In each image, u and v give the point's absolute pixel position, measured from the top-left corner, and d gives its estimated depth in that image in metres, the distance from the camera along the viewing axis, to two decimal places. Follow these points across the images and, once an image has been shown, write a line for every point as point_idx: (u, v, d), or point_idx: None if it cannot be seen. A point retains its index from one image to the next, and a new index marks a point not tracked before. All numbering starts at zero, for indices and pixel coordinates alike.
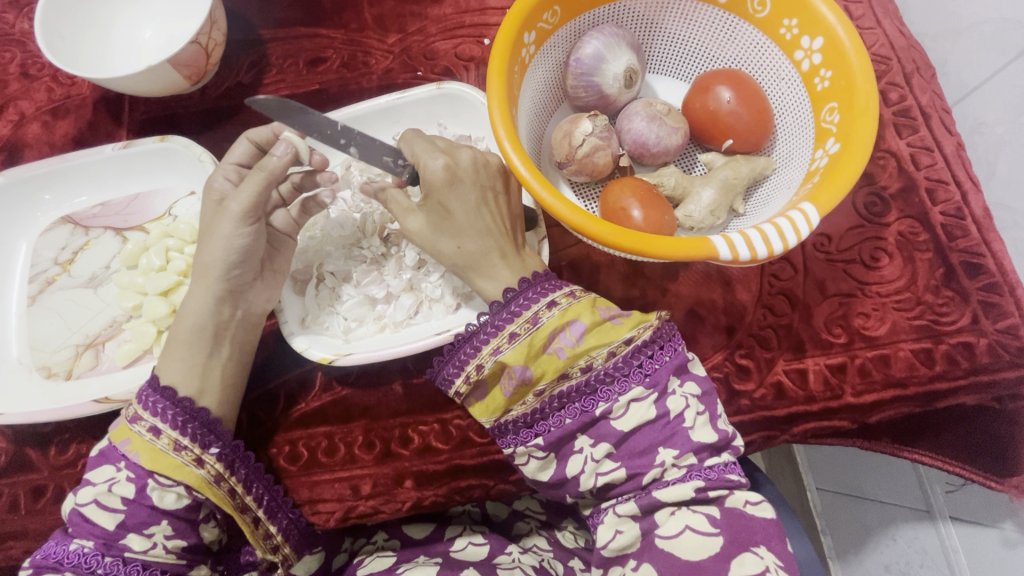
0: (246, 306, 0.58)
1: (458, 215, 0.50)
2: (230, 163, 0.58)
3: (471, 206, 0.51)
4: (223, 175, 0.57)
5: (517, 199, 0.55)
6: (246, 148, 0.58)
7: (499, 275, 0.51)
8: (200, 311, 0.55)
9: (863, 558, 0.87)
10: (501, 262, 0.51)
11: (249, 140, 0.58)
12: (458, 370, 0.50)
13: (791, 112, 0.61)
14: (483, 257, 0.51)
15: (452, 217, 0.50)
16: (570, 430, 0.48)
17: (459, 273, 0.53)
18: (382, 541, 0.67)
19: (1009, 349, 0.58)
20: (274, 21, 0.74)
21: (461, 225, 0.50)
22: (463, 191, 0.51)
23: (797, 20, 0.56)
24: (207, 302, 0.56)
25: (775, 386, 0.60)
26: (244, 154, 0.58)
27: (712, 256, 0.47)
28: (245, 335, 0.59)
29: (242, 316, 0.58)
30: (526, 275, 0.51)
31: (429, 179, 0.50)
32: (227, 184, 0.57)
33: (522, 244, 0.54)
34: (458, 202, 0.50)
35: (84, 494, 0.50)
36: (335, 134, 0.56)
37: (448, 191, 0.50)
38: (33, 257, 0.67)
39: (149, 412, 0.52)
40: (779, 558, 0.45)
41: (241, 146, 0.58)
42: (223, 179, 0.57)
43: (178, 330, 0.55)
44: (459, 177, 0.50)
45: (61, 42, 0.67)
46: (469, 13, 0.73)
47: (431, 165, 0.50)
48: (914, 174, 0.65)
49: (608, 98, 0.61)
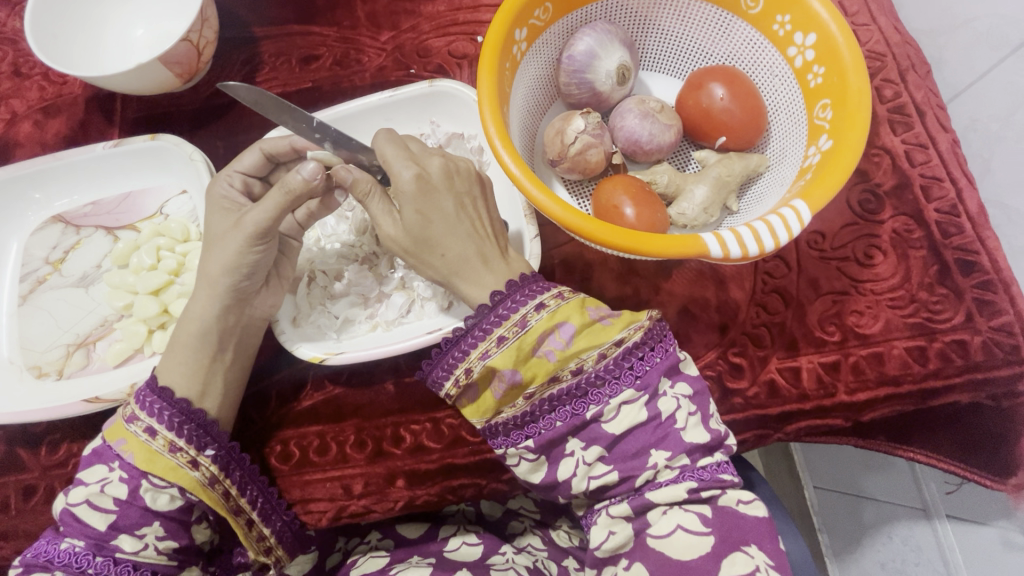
0: (251, 312, 0.57)
1: (435, 222, 0.49)
2: (237, 172, 0.57)
3: (447, 214, 0.50)
4: (228, 178, 0.57)
5: (494, 203, 0.54)
6: (257, 158, 0.57)
7: (484, 281, 0.50)
8: (204, 315, 0.55)
9: (859, 557, 0.87)
10: (483, 267, 0.50)
11: (261, 151, 0.57)
12: (447, 374, 0.49)
13: (784, 108, 0.61)
14: (465, 264, 0.50)
15: (431, 226, 0.49)
16: (561, 433, 0.48)
17: (445, 284, 0.52)
18: (376, 541, 0.67)
19: (1003, 347, 0.58)
20: (267, 19, 0.74)
21: (440, 233, 0.50)
22: (438, 199, 0.50)
23: (791, 16, 0.56)
24: (211, 311, 0.55)
25: (769, 384, 0.59)
26: (252, 163, 0.58)
27: (702, 254, 0.47)
28: (248, 339, 0.58)
29: (246, 321, 0.57)
30: (513, 278, 0.50)
31: (402, 189, 0.49)
32: (232, 190, 0.57)
33: (506, 248, 0.53)
34: (434, 210, 0.49)
35: (75, 494, 0.50)
36: (308, 128, 0.53)
37: (422, 200, 0.49)
38: (24, 256, 0.67)
39: (147, 413, 0.51)
40: (770, 557, 0.44)
41: (252, 155, 0.57)
42: (227, 184, 0.57)
43: (182, 333, 0.55)
44: (431, 186, 0.50)
45: (53, 42, 0.67)
46: (462, 10, 0.73)
47: (402, 175, 0.49)
48: (908, 170, 0.64)
49: (600, 95, 0.61)
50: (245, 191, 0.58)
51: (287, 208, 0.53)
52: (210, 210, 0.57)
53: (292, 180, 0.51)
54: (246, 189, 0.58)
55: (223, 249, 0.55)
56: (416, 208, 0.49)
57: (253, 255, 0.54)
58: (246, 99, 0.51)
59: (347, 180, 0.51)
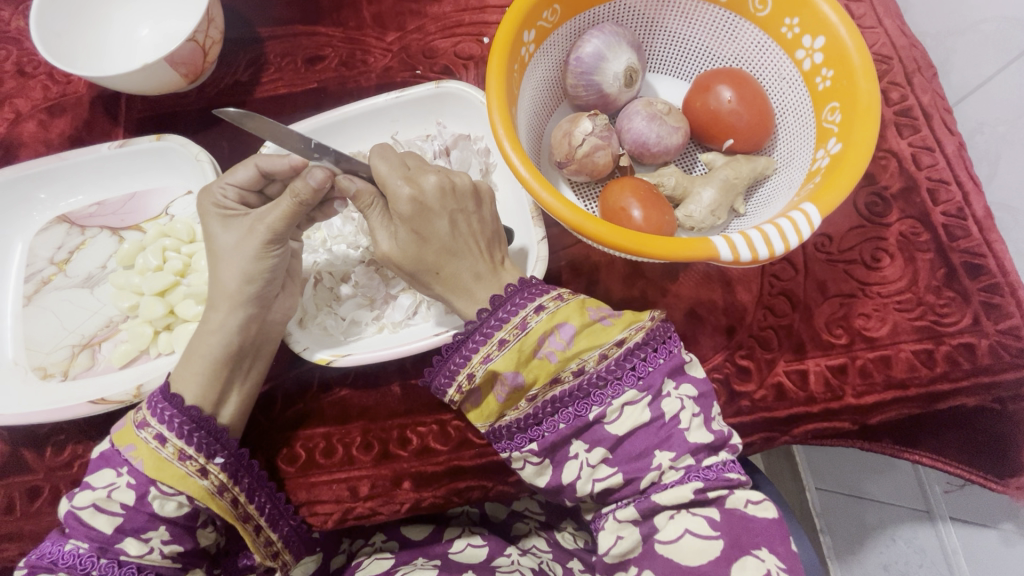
0: (271, 317, 0.58)
1: (430, 243, 0.49)
2: (231, 184, 0.55)
3: (441, 236, 0.49)
4: (222, 189, 0.55)
5: (492, 213, 0.53)
6: (252, 174, 0.55)
7: (474, 297, 0.51)
8: (225, 325, 0.54)
9: (862, 558, 0.87)
10: (476, 285, 0.51)
11: (258, 167, 0.55)
12: (450, 380, 0.50)
13: (792, 111, 0.61)
14: (457, 282, 0.51)
15: (426, 246, 0.49)
16: (564, 435, 0.48)
17: (437, 297, 0.53)
18: (380, 543, 0.67)
19: (1010, 350, 0.58)
20: (272, 20, 0.74)
21: (435, 253, 0.49)
22: (433, 220, 0.49)
23: (799, 19, 0.56)
24: (231, 322, 0.55)
25: (776, 387, 0.59)
26: (246, 178, 0.55)
27: (712, 256, 0.47)
28: (268, 346, 0.58)
29: (267, 327, 0.57)
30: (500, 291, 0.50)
31: (397, 209, 0.48)
32: (228, 202, 0.56)
33: (500, 259, 0.53)
34: (429, 231, 0.49)
35: (81, 498, 0.49)
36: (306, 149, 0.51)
37: (416, 221, 0.48)
38: (30, 256, 0.67)
39: (157, 420, 0.51)
40: (781, 561, 0.44)
41: (247, 170, 0.55)
42: (221, 195, 0.56)
43: (199, 345, 0.54)
44: (426, 207, 0.48)
45: (58, 41, 0.66)
46: (468, 11, 0.73)
47: (397, 195, 0.48)
48: (915, 173, 0.64)
49: (607, 97, 0.61)
50: (242, 203, 0.57)
51: (295, 214, 0.53)
52: (206, 219, 0.56)
53: (298, 185, 0.50)
54: (243, 200, 0.57)
55: (237, 259, 0.54)
56: (411, 229, 0.49)
57: (268, 261, 0.55)
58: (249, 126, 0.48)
59: (349, 190, 0.50)
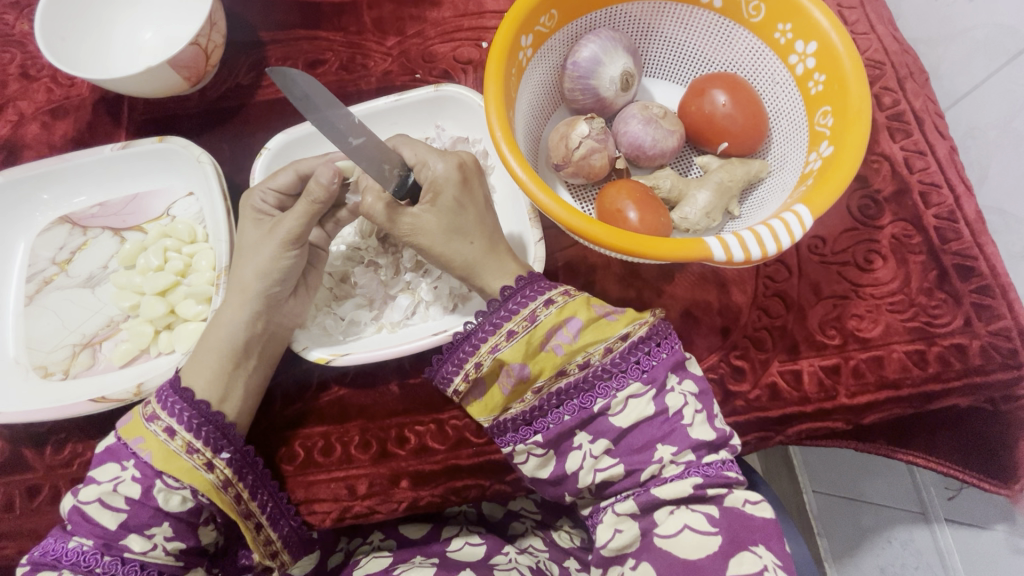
0: (278, 319, 0.57)
1: (468, 213, 0.53)
2: (271, 188, 0.57)
3: (478, 203, 0.53)
4: (262, 193, 0.57)
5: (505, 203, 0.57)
6: (291, 179, 0.57)
7: (505, 268, 0.53)
8: (234, 324, 0.55)
9: (858, 561, 0.88)
10: (504, 256, 0.54)
11: (297, 171, 0.57)
12: (457, 369, 0.51)
13: (785, 115, 0.62)
14: (492, 252, 0.53)
15: (466, 215, 0.52)
16: (569, 427, 0.48)
17: (464, 276, 0.54)
18: (378, 541, 0.67)
19: (1001, 351, 0.59)
20: (274, 23, 0.75)
21: (472, 222, 0.53)
22: (471, 191, 0.53)
23: (792, 25, 0.57)
24: (241, 319, 0.55)
25: (770, 387, 0.60)
26: (286, 182, 0.57)
27: (706, 257, 0.47)
28: (272, 347, 0.58)
29: (274, 328, 0.57)
30: (521, 275, 0.52)
31: (443, 178, 0.51)
32: (266, 206, 0.57)
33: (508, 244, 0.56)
34: (468, 201, 0.53)
35: (86, 493, 0.50)
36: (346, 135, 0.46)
37: (460, 189, 0.52)
38: (32, 257, 0.67)
39: (167, 413, 0.52)
40: (777, 557, 0.45)
41: (287, 175, 0.57)
42: (260, 199, 0.57)
43: (212, 337, 0.55)
44: (467, 176, 0.53)
45: (62, 45, 0.67)
46: (468, 16, 0.74)
47: (439, 166, 0.52)
48: (908, 177, 0.65)
49: (604, 101, 0.62)
50: (279, 207, 0.58)
51: (314, 215, 0.54)
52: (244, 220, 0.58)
53: (312, 184, 0.52)
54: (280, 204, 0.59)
55: (256, 257, 0.56)
56: (455, 198, 0.52)
57: (284, 260, 0.55)
58: (289, 94, 0.43)
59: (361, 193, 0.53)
